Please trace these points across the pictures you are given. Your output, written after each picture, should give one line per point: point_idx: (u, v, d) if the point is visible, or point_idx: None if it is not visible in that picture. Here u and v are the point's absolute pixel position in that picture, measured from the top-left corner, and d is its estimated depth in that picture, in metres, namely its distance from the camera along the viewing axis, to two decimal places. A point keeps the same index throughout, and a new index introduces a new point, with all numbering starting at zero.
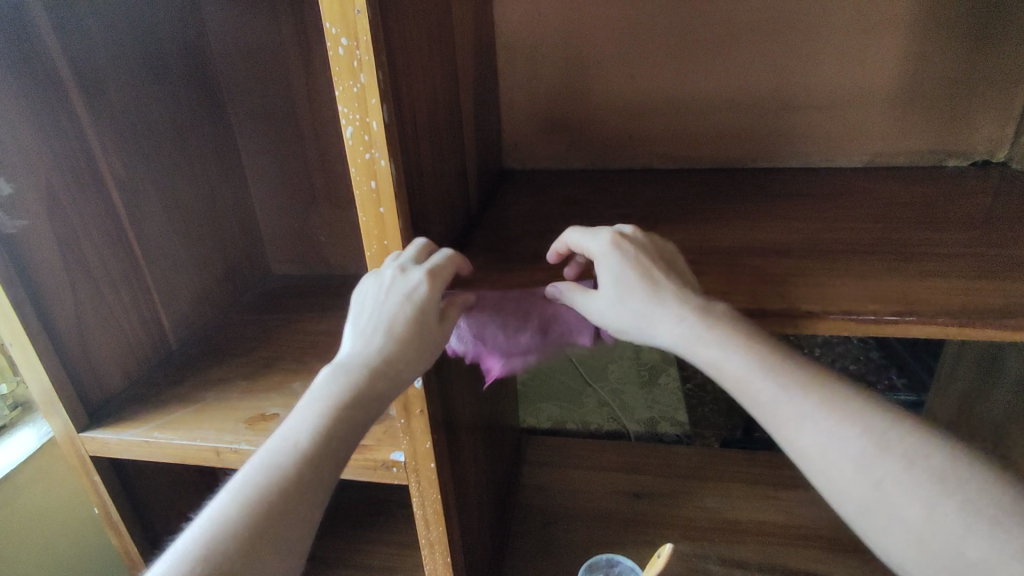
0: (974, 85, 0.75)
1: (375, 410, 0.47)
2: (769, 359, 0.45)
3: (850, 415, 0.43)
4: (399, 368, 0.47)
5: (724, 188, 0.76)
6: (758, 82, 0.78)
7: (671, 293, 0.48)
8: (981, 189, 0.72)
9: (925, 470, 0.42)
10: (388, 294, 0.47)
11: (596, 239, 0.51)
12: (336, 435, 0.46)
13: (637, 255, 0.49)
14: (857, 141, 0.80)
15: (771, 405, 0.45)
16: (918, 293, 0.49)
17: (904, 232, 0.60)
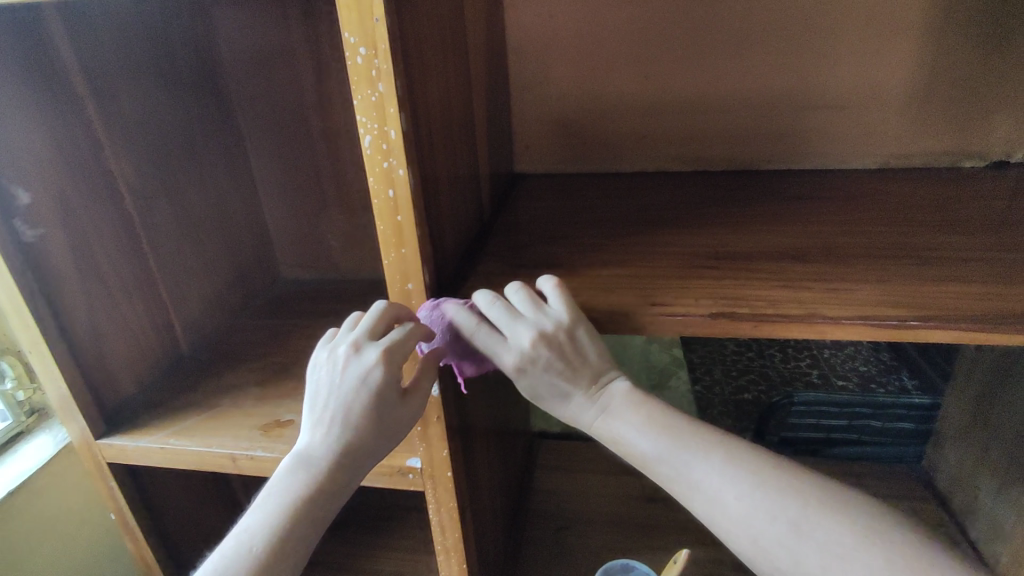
0: (990, 84, 0.74)
1: (344, 486, 0.52)
2: (659, 430, 0.51)
3: (726, 473, 0.48)
4: (364, 447, 0.51)
5: (737, 192, 0.75)
6: (769, 83, 0.78)
7: (582, 394, 0.52)
8: (998, 190, 0.71)
9: (788, 518, 0.46)
10: (347, 376, 0.51)
11: (503, 361, 0.50)
12: (307, 514, 0.51)
13: (543, 376, 0.51)
14: (871, 143, 0.79)
15: (661, 466, 0.50)
16: (940, 298, 0.49)
17: (921, 236, 0.59)
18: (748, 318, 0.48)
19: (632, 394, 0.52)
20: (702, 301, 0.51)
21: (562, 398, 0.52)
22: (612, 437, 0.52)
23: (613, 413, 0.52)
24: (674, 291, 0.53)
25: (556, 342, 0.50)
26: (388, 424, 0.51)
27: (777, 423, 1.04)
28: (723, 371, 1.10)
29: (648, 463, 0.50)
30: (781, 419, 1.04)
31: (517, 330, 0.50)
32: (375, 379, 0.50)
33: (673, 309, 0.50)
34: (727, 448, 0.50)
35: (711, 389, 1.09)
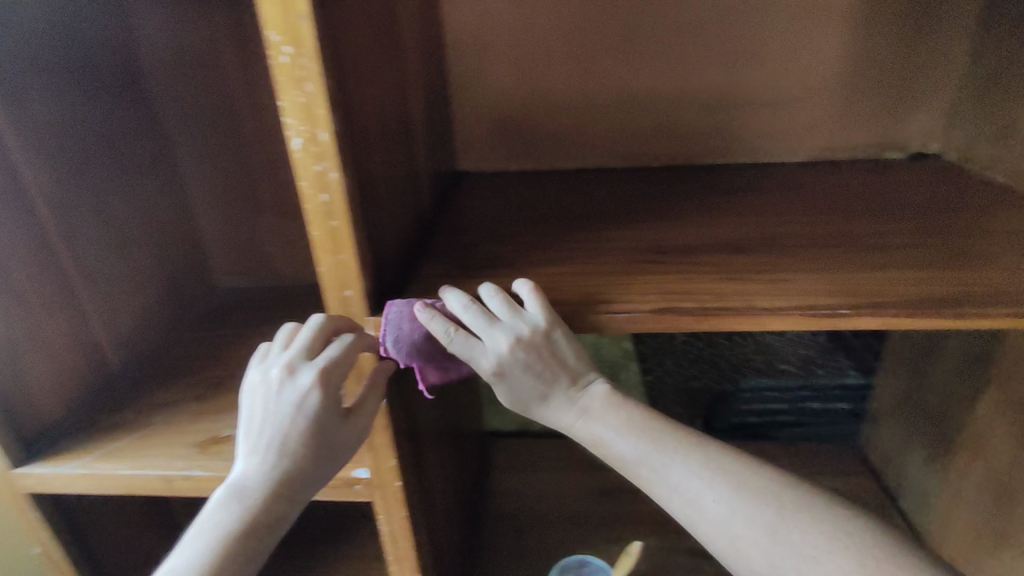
0: (907, 79, 0.78)
1: (280, 519, 0.49)
2: (638, 433, 0.51)
3: (705, 476, 0.49)
4: (301, 475, 0.50)
5: (678, 187, 0.77)
6: (704, 79, 0.80)
7: (561, 395, 0.52)
8: (918, 180, 0.75)
9: (763, 521, 0.47)
10: (281, 401, 0.49)
11: (480, 368, 0.50)
12: (239, 551, 0.48)
13: (521, 380, 0.50)
14: (802, 136, 0.82)
15: (644, 467, 0.50)
16: (869, 285, 0.51)
17: (851, 225, 0.61)
18: (692, 313, 0.49)
19: (611, 396, 0.53)
20: (649, 297, 0.51)
21: (542, 400, 0.51)
22: (591, 440, 0.52)
23: (594, 415, 0.52)
24: (620, 287, 0.53)
25: (533, 347, 0.49)
26: (327, 450, 0.50)
27: (726, 410, 1.09)
28: (673, 361, 1.05)
29: (629, 467, 0.51)
30: (730, 405, 1.08)
31: (495, 335, 0.49)
32: (313, 401, 0.49)
33: (619, 305, 0.51)
34: (705, 451, 0.51)
35: (662, 380, 1.08)
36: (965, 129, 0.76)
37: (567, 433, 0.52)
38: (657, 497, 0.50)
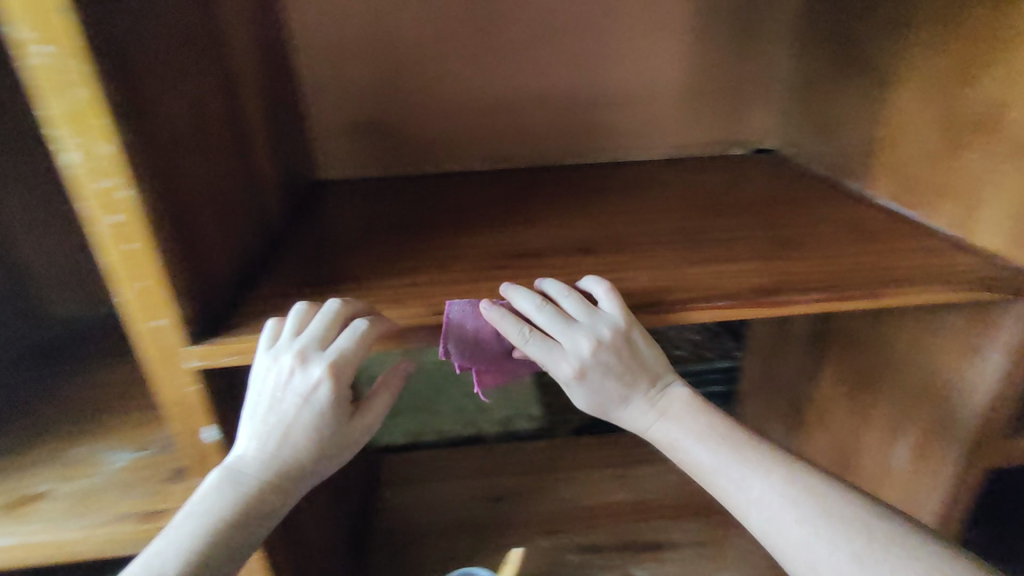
0: (744, 81, 0.83)
1: (276, 511, 0.46)
2: (719, 440, 0.51)
3: (789, 493, 0.47)
4: (304, 468, 0.47)
5: (540, 189, 0.77)
6: (560, 81, 0.80)
7: (641, 398, 0.52)
8: (758, 174, 0.80)
9: (851, 549, 0.44)
10: (288, 391, 0.46)
11: (559, 369, 0.49)
12: (231, 541, 0.45)
13: (603, 382, 0.50)
14: (656, 136, 0.86)
15: (725, 478, 0.49)
16: (702, 279, 0.52)
17: (695, 221, 0.64)
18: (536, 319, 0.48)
19: (692, 402, 0.52)
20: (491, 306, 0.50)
21: (620, 400, 0.51)
22: (668, 444, 0.52)
23: (671, 416, 0.51)
24: (466, 296, 0.51)
25: (614, 348, 0.49)
26: (332, 444, 0.48)
27: None
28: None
29: (708, 475, 0.50)
30: None
31: (574, 337, 0.48)
32: (322, 395, 0.46)
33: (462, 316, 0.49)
34: (793, 470, 0.49)
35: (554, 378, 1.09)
36: (793, 126, 0.83)
37: (647, 436, 0.52)
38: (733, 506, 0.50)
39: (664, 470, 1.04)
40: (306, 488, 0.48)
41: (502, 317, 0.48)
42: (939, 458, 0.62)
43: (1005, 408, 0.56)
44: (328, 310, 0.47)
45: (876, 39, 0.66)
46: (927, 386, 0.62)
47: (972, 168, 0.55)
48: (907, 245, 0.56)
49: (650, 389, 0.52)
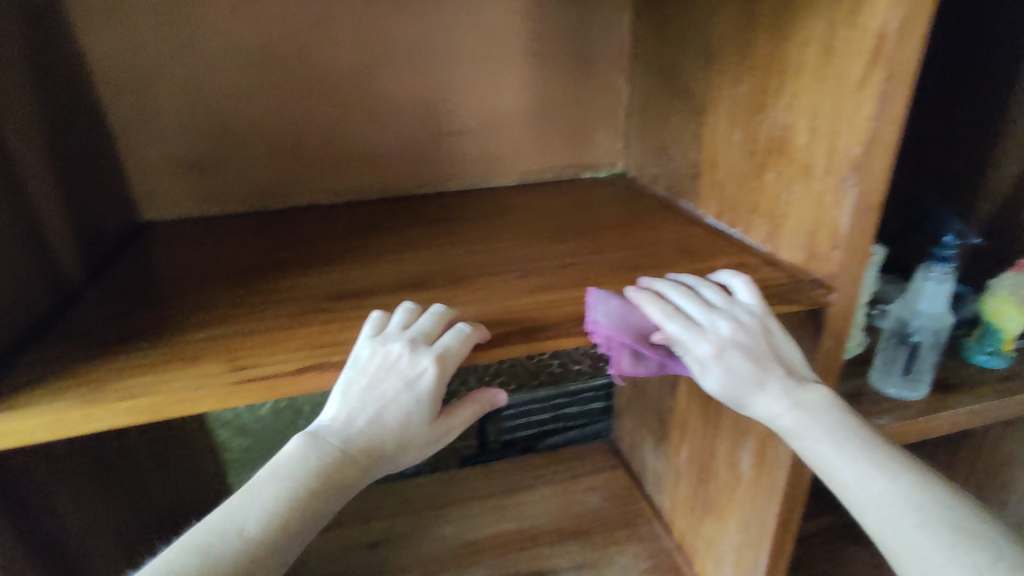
0: (587, 107, 0.86)
1: (350, 488, 0.45)
2: (853, 440, 0.49)
3: (917, 499, 0.45)
4: (390, 453, 0.46)
5: (386, 223, 0.74)
6: (403, 109, 0.79)
7: (775, 385, 0.50)
8: (604, 197, 0.83)
9: (970, 562, 0.41)
10: (393, 373, 0.45)
11: (697, 348, 0.50)
12: (307, 514, 0.43)
13: (739, 363, 0.50)
14: (507, 162, 0.86)
15: (847, 473, 0.47)
16: (524, 309, 0.52)
17: (533, 248, 0.65)
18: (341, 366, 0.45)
19: (828, 398, 0.51)
20: (295, 356, 0.46)
21: (753, 385, 0.50)
22: (794, 432, 0.50)
23: (805, 408, 0.50)
24: (273, 345, 0.47)
25: (755, 332, 0.50)
26: (418, 438, 0.47)
27: (496, 430, 1.11)
28: (473, 382, 1.01)
29: (832, 472, 0.48)
30: (497, 425, 1.10)
31: (715, 320, 0.50)
32: (423, 384, 0.46)
33: (259, 367, 0.44)
34: (933, 482, 0.46)
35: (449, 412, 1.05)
36: (636, 149, 0.86)
37: (768, 422, 0.51)
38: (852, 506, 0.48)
39: (546, 493, 1.03)
40: (380, 475, 0.47)
41: (647, 299, 0.51)
42: (773, 461, 0.65)
43: None
44: (434, 313, 0.49)
45: (692, 67, 0.69)
46: None
47: (773, 186, 0.58)
48: (723, 262, 0.59)
49: (789, 381, 0.51)
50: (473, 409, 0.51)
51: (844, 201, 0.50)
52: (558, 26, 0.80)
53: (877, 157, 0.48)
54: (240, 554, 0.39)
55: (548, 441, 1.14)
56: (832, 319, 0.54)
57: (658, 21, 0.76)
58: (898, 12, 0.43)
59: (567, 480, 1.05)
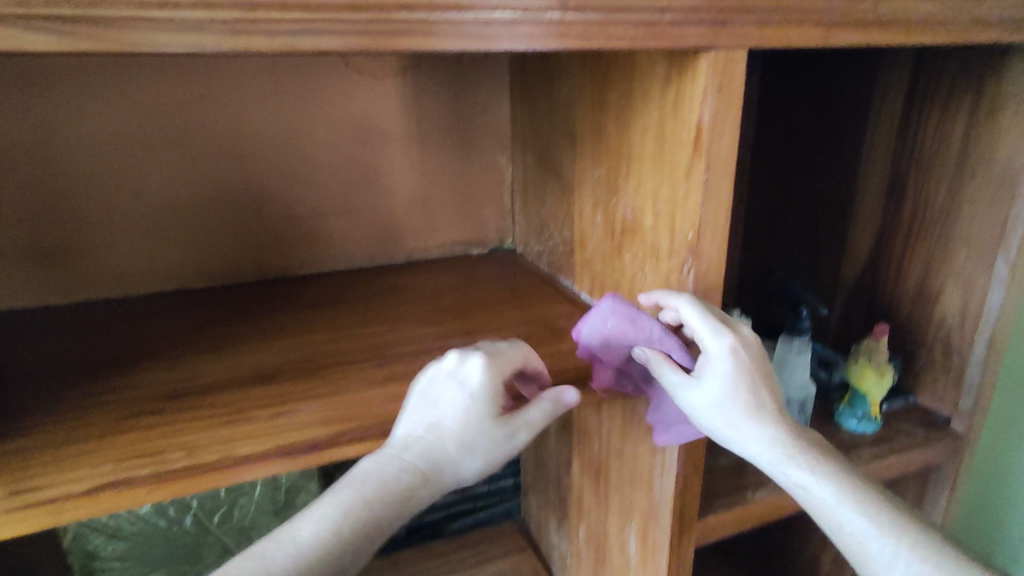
0: (472, 186, 0.87)
1: (416, 494, 0.46)
2: (857, 488, 0.51)
3: (925, 553, 0.47)
4: (453, 458, 0.47)
5: (256, 309, 0.72)
6: (280, 190, 0.77)
7: (773, 414, 0.53)
8: (489, 273, 0.83)
9: None
10: (445, 380, 0.49)
11: (714, 343, 0.51)
12: (372, 521, 0.44)
13: (752, 377, 0.52)
14: (393, 241, 0.85)
15: (850, 523, 0.50)
16: (369, 405, 0.50)
17: (400, 333, 0.63)
18: (147, 482, 0.41)
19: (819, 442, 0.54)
20: (97, 472, 0.42)
21: (757, 413, 0.52)
22: (793, 471, 0.52)
23: (804, 449, 0.53)
24: (76, 458, 0.43)
25: (758, 350, 0.53)
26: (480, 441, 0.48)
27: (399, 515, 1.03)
28: None
29: (831, 510, 0.51)
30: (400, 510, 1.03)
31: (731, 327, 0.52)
32: (475, 386, 0.49)
33: (47, 485, 0.41)
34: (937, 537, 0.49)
35: None
36: (522, 225, 0.88)
37: (755, 449, 0.53)
38: (843, 546, 0.51)
39: None
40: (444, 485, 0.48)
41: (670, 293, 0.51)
42: (655, 543, 0.63)
43: (691, 488, 0.59)
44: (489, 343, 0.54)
45: (559, 150, 0.72)
46: (636, 472, 0.64)
47: (630, 264, 0.59)
48: None
49: (786, 422, 0.54)
50: (546, 405, 0.49)
51: (687, 280, 0.51)
52: (438, 108, 0.82)
53: (710, 237, 0.50)
54: (304, 557, 0.41)
55: (456, 524, 1.07)
56: None
57: (530, 107, 0.79)
58: (710, 106, 0.46)
59: (471, 568, 1.00)
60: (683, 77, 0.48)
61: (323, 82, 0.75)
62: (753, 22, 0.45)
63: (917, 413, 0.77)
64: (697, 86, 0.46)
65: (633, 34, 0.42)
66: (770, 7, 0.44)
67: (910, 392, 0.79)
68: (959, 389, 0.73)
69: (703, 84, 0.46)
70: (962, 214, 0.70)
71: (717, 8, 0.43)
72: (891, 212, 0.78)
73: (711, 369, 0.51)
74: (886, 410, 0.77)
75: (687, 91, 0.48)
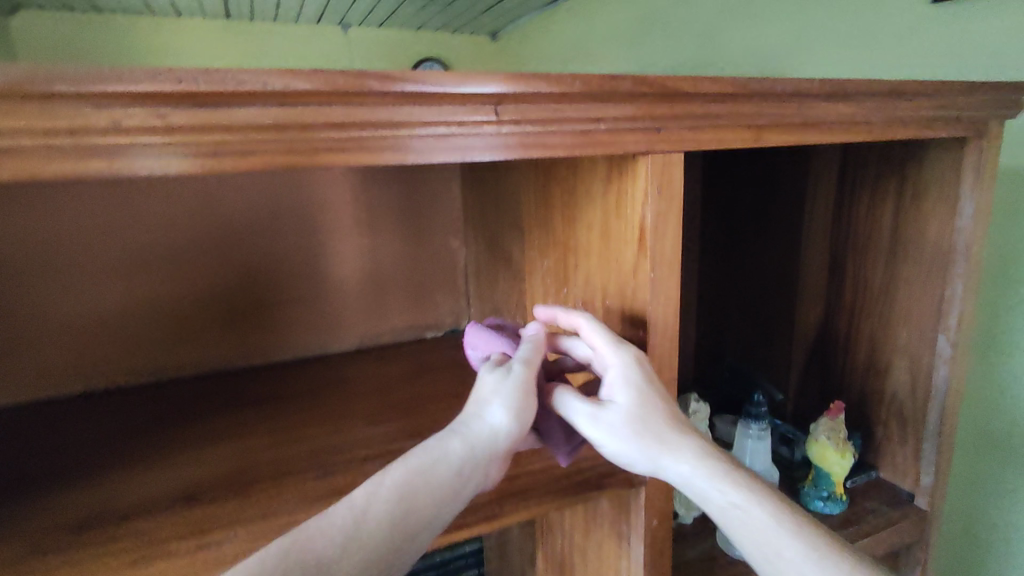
0: (424, 270, 0.86)
1: (446, 440, 0.43)
2: (785, 515, 0.44)
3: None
4: (473, 408, 0.45)
5: (191, 410, 0.67)
6: (223, 282, 0.74)
7: (690, 435, 0.47)
8: (444, 359, 0.80)
9: None
10: None
11: (615, 354, 0.48)
12: (412, 470, 0.41)
13: (659, 388, 0.47)
14: (342, 328, 0.83)
15: (780, 551, 0.42)
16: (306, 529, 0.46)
17: (344, 435, 0.60)
18: None
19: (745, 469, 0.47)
20: None
21: (673, 430, 0.46)
22: (719, 495, 0.44)
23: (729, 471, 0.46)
24: None
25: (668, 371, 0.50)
26: (488, 388, 0.46)
27: None
28: None
29: (767, 535, 0.43)
30: None
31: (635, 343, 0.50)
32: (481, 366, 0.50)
33: None
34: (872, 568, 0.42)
35: None
36: (476, 308, 0.86)
37: (676, 470, 0.45)
38: None
39: None
40: (489, 445, 0.43)
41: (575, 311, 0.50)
42: None
43: None
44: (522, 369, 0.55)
45: (509, 238, 0.72)
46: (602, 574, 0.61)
47: None
48: None
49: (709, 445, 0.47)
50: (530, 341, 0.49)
51: None
52: (387, 195, 0.82)
53: (658, 335, 0.49)
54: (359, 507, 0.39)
55: None
56: (649, 498, 0.52)
57: (480, 194, 0.79)
58: (651, 207, 0.46)
59: None
60: (624, 177, 0.49)
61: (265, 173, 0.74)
62: (686, 126, 0.46)
63: (880, 490, 0.76)
64: (638, 187, 0.47)
65: (568, 141, 0.43)
66: (702, 113, 0.46)
67: (872, 467, 0.79)
68: (918, 465, 0.73)
69: (643, 185, 0.47)
70: (901, 292, 0.72)
71: (651, 117, 0.44)
72: (836, 288, 0.80)
73: (618, 378, 0.47)
74: (849, 488, 0.77)
75: (629, 191, 0.48)
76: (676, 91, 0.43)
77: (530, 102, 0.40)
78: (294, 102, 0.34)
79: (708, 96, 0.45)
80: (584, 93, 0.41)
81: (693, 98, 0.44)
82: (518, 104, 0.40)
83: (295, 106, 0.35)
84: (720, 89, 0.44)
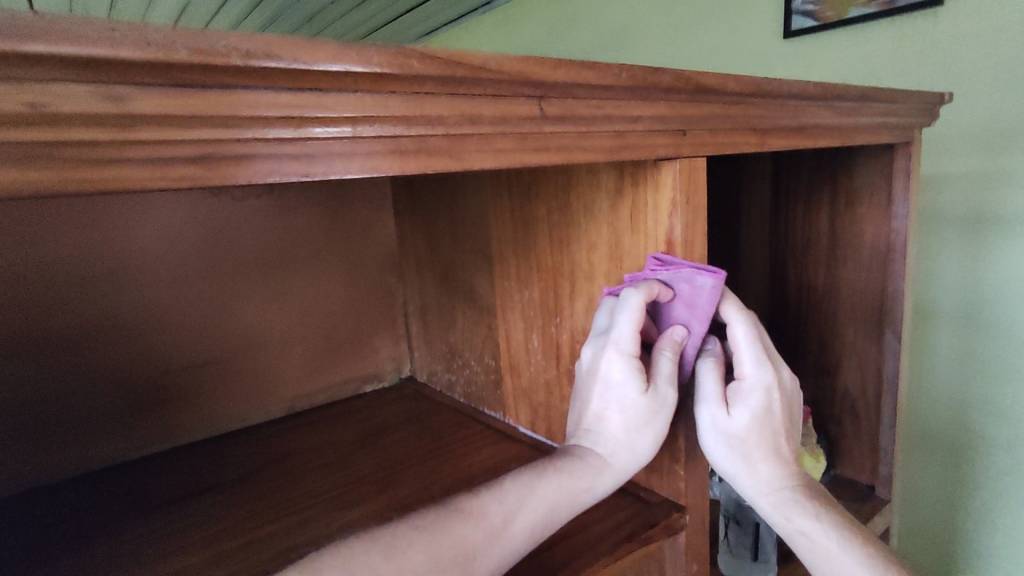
0: (362, 313, 0.75)
1: (601, 463, 0.43)
2: (856, 538, 0.44)
3: None
4: (623, 435, 0.43)
5: (82, 523, 0.50)
6: (111, 351, 0.57)
7: (781, 453, 0.45)
8: (400, 414, 0.70)
9: None
10: (590, 370, 0.45)
11: (749, 372, 0.44)
12: (562, 489, 0.41)
13: (774, 410, 0.45)
14: (268, 391, 0.68)
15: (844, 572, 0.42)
16: None
17: (313, 527, 0.48)
18: None
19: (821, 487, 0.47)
20: None
21: (769, 448, 0.45)
22: (793, 513, 0.44)
23: (807, 489, 0.45)
24: None
25: (791, 394, 0.47)
26: (636, 417, 0.43)
27: None
28: None
29: (831, 561, 0.43)
30: None
31: (779, 363, 0.46)
32: (612, 368, 0.43)
33: None
34: None
35: None
36: (423, 351, 0.77)
37: (756, 484, 0.44)
38: None
39: None
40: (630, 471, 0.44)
41: (732, 303, 0.45)
42: None
43: None
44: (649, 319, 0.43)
45: (470, 267, 0.64)
46: None
47: None
48: None
49: (795, 462, 0.46)
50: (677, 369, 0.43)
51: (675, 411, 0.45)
52: (311, 228, 0.69)
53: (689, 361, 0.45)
54: (504, 514, 0.39)
55: None
56: (690, 543, 0.47)
57: (425, 221, 0.71)
58: (678, 218, 0.42)
59: None
60: (641, 188, 0.44)
61: (149, 207, 0.58)
62: (708, 129, 0.42)
63: (845, 487, 0.78)
64: (661, 197, 0.43)
65: (606, 144, 0.36)
66: (723, 115, 0.42)
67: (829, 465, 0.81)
68: (875, 458, 0.76)
69: (670, 194, 0.42)
70: (844, 293, 0.75)
71: (680, 117, 0.40)
72: (779, 297, 0.83)
73: (744, 396, 0.44)
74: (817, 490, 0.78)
75: (649, 203, 0.44)
76: (706, 88, 0.39)
77: (576, 96, 0.33)
78: (308, 85, 0.25)
79: (729, 96, 0.42)
80: (629, 87, 0.35)
81: (717, 97, 0.41)
82: (563, 98, 0.33)
83: (306, 91, 0.25)
84: (742, 88, 0.42)
